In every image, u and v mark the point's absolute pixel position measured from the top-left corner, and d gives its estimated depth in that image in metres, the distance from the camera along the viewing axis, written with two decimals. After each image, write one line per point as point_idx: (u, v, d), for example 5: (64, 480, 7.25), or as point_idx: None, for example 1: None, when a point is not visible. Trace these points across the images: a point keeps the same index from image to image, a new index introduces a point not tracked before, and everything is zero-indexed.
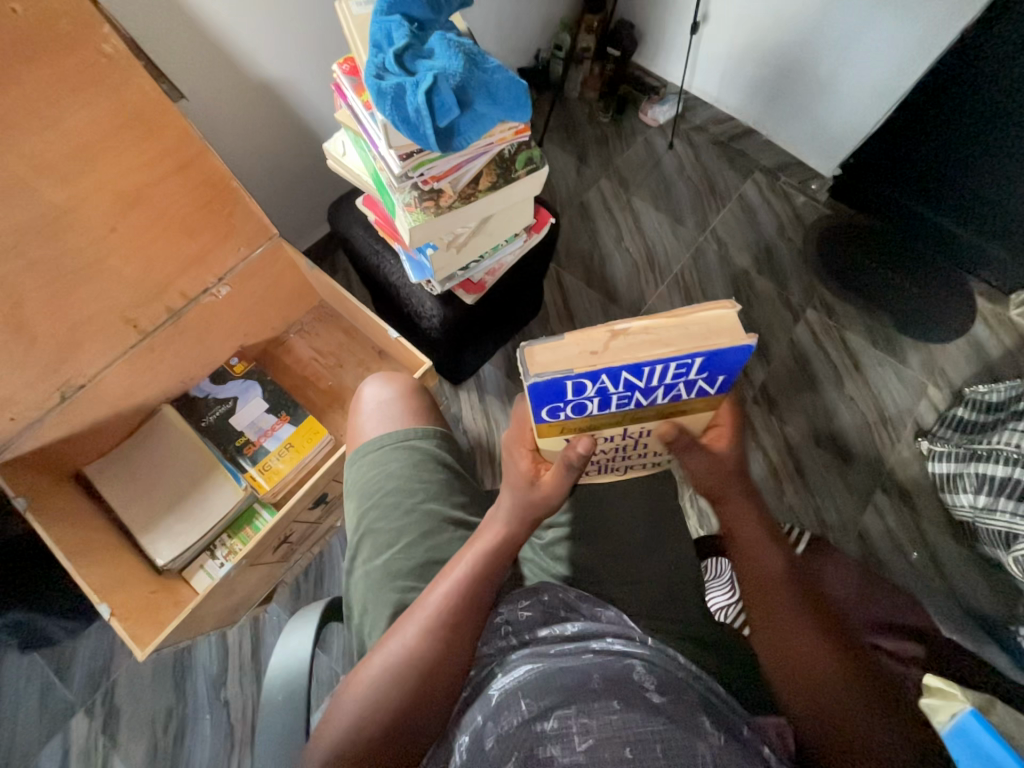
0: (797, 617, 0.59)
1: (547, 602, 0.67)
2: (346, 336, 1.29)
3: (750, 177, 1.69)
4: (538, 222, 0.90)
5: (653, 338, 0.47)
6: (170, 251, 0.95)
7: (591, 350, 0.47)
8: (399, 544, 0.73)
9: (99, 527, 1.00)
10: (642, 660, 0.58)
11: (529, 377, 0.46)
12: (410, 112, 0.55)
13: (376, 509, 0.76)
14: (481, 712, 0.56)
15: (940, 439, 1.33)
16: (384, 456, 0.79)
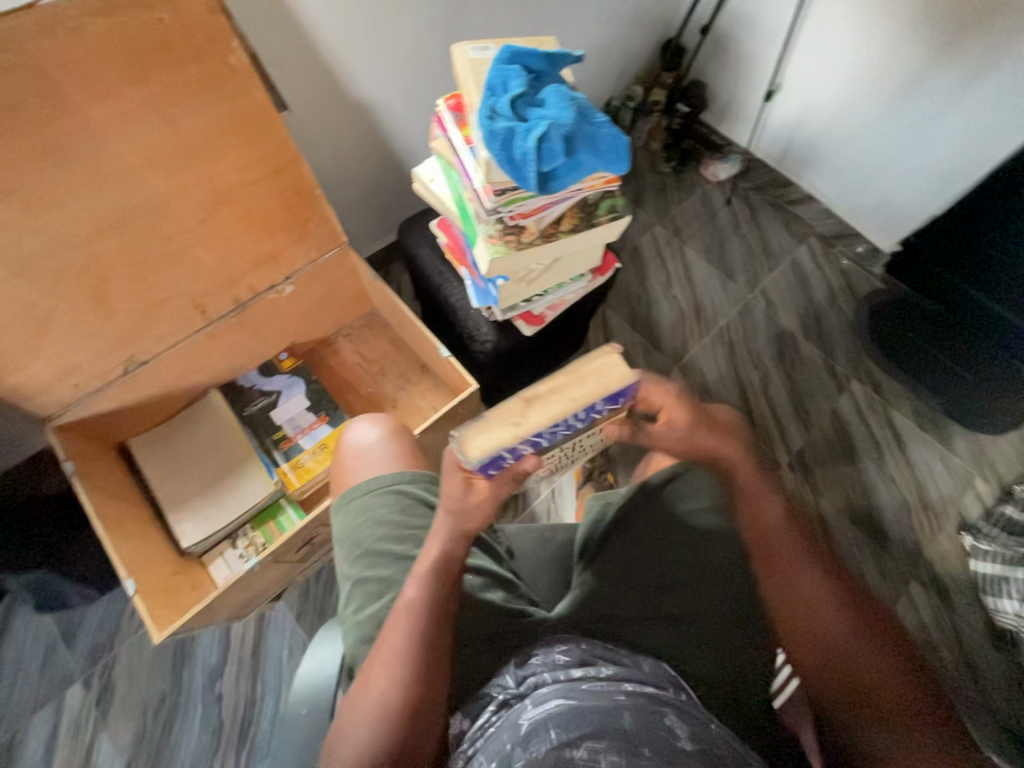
0: (804, 575, 0.65)
1: (586, 649, 0.65)
2: (392, 346, 1.31)
3: (805, 241, 1.69)
4: (603, 265, 0.92)
5: (562, 399, 0.54)
6: (248, 247, 1.00)
7: (514, 423, 0.53)
8: (390, 595, 0.66)
9: (132, 500, 1.02)
10: (674, 711, 0.57)
11: (470, 463, 0.52)
12: (516, 154, 0.59)
13: (365, 558, 0.69)
14: (509, 739, 0.55)
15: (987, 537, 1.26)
16: (371, 502, 0.72)
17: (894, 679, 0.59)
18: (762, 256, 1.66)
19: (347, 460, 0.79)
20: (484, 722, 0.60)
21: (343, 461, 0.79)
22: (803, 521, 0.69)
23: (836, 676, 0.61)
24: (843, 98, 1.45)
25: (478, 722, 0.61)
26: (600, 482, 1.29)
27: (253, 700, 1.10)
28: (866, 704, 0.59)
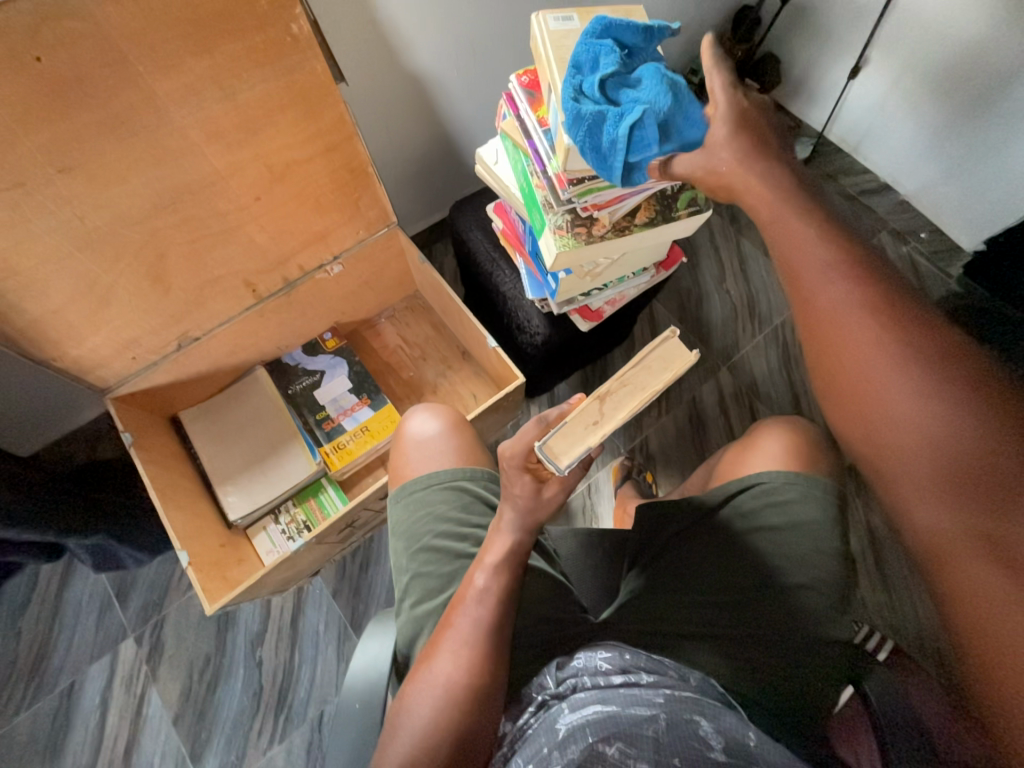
0: (892, 378, 0.45)
1: (628, 658, 0.61)
2: (434, 330, 1.29)
3: (875, 236, 1.56)
4: (668, 259, 0.86)
5: (631, 389, 0.58)
6: (300, 225, 0.98)
7: (592, 421, 0.57)
8: (450, 591, 0.65)
9: (183, 472, 1.05)
10: (710, 721, 0.53)
11: (563, 471, 0.56)
12: (604, 143, 0.55)
13: (425, 553, 0.68)
14: (545, 743, 0.52)
15: None
16: (431, 498, 0.71)
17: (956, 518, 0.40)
18: None
19: (409, 451, 0.77)
20: (524, 724, 0.58)
21: (405, 451, 0.78)
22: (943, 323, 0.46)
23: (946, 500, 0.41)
24: (935, 78, 1.31)
25: (518, 723, 0.58)
26: (639, 481, 1.25)
27: (290, 668, 1.14)
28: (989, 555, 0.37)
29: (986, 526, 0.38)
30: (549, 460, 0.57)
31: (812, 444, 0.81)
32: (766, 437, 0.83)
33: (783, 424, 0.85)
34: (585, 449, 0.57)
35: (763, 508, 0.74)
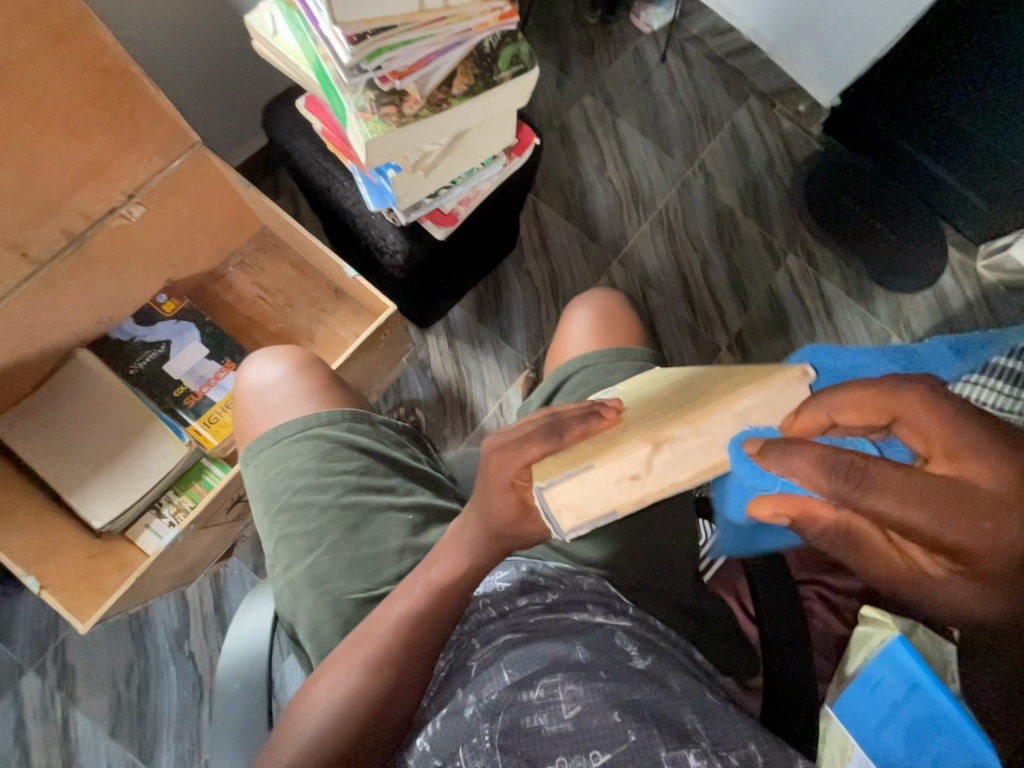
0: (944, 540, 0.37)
1: (527, 573, 0.58)
2: (296, 271, 1.12)
3: (744, 102, 1.52)
4: (520, 143, 0.77)
5: (705, 445, 0.39)
6: (58, 156, 0.76)
7: (632, 476, 0.38)
8: (321, 547, 0.61)
9: (16, 488, 0.88)
10: (622, 627, 0.54)
11: (561, 536, 0.39)
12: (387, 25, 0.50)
13: (288, 514, 0.62)
14: (461, 686, 0.50)
15: None
16: (285, 453, 0.64)
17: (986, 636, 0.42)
18: (699, 122, 1.50)
19: (250, 405, 0.69)
20: (436, 671, 0.54)
21: (247, 406, 0.69)
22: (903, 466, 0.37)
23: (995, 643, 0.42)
24: None
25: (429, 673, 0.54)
26: None
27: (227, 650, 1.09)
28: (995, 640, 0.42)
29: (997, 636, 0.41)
30: (547, 515, 0.40)
31: (622, 310, 0.83)
32: (573, 314, 0.84)
33: (588, 298, 0.86)
34: (608, 509, 0.39)
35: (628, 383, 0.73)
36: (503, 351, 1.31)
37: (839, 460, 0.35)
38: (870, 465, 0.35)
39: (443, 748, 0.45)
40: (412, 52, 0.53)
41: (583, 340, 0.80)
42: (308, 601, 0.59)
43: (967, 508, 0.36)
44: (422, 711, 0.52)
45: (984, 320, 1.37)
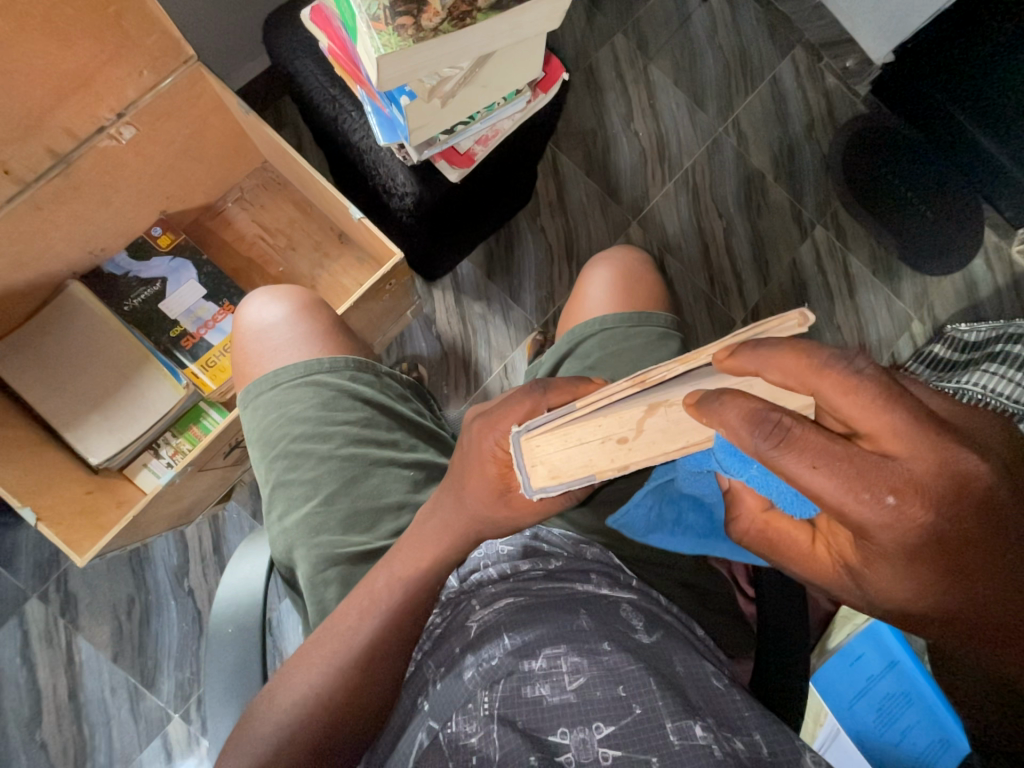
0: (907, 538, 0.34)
1: (529, 538, 0.56)
2: (298, 212, 1.06)
3: (789, 53, 1.40)
4: (547, 77, 0.70)
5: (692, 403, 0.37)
6: (36, 63, 0.69)
7: (620, 438, 0.35)
8: (318, 497, 0.59)
9: (11, 422, 0.87)
10: (629, 599, 0.52)
11: (528, 494, 0.39)
12: None
13: (285, 460, 0.61)
14: (458, 645, 0.49)
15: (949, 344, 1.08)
16: (283, 398, 0.62)
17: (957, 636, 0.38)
18: (738, 73, 1.38)
19: (251, 344, 0.66)
20: (432, 626, 0.53)
21: (249, 345, 0.66)
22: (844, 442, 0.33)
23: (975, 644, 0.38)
24: None
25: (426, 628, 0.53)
26: None
27: None
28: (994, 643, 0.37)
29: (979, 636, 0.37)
30: (522, 464, 0.39)
31: (645, 273, 0.78)
32: (592, 276, 0.79)
33: (609, 258, 0.81)
34: (586, 473, 0.36)
35: (645, 350, 0.70)
36: (510, 310, 1.27)
37: (765, 417, 0.33)
38: (787, 419, 0.33)
39: (440, 710, 0.45)
40: None
41: (601, 303, 0.76)
42: (303, 549, 0.58)
43: (879, 481, 0.33)
44: (416, 667, 0.51)
45: (1011, 309, 1.31)
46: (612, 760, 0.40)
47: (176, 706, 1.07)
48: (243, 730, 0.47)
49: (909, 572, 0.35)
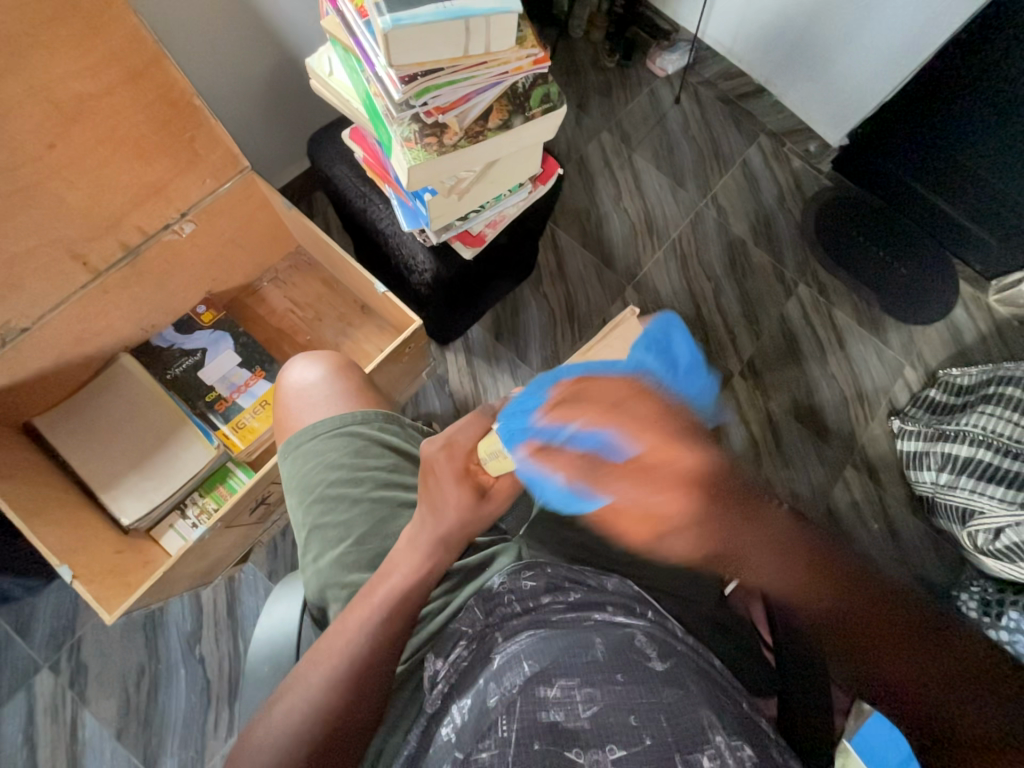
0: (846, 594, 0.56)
1: (552, 573, 0.58)
2: (325, 287, 1.18)
3: (754, 141, 1.59)
4: (544, 172, 0.83)
5: (590, 372, 0.55)
6: (122, 176, 0.84)
7: (553, 405, 0.54)
8: (352, 537, 0.63)
9: (54, 483, 0.93)
10: (642, 628, 0.52)
11: (517, 461, 0.54)
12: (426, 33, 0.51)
13: (320, 504, 0.65)
14: (483, 675, 0.50)
15: (911, 419, 1.29)
16: (320, 448, 0.68)
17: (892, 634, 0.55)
18: (711, 158, 1.57)
19: (291, 402, 0.73)
20: (457, 658, 0.54)
21: (289, 402, 0.73)
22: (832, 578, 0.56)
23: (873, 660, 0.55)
24: None
25: (450, 658, 0.55)
26: None
27: (236, 657, 1.09)
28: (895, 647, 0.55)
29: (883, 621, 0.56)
30: (504, 443, 0.55)
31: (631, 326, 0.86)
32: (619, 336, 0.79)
33: None
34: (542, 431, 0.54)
35: None
36: (519, 369, 1.35)
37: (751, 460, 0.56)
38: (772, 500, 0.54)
39: (464, 739, 0.46)
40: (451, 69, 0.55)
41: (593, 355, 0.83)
42: (335, 589, 0.61)
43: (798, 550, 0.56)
44: (439, 700, 0.52)
45: (996, 354, 1.37)
46: None
47: None
48: (265, 765, 0.48)
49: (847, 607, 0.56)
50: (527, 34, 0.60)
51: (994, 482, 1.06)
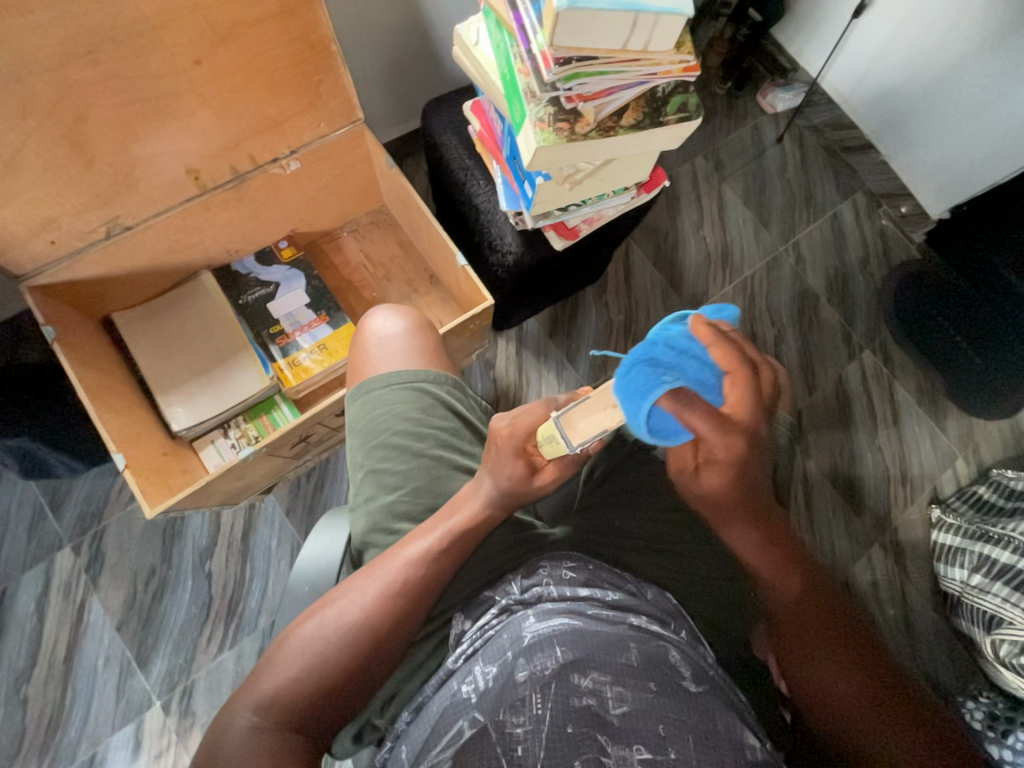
0: (832, 658, 0.54)
1: (593, 570, 0.58)
2: (400, 250, 1.20)
3: (850, 196, 1.55)
4: (650, 181, 0.83)
5: None
6: (250, 105, 0.88)
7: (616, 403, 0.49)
8: (408, 488, 0.65)
9: (119, 377, 0.97)
10: (676, 646, 0.52)
11: (572, 449, 0.51)
12: (595, 26, 0.52)
13: (381, 450, 0.67)
14: (510, 645, 0.51)
15: (953, 512, 1.23)
16: (391, 397, 0.69)
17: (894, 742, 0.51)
18: (802, 204, 1.53)
19: (367, 349, 0.75)
20: (485, 625, 0.55)
21: (365, 349, 0.75)
22: (839, 614, 0.57)
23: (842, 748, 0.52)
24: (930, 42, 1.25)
25: (478, 622, 0.56)
26: None
27: (241, 581, 1.13)
28: (895, 720, 0.52)
29: (858, 671, 0.54)
30: (562, 433, 0.51)
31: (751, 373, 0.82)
32: None
33: None
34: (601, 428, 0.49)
35: None
36: (565, 370, 1.35)
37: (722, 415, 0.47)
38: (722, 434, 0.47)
39: (485, 701, 0.48)
40: (607, 60, 0.56)
41: None
42: (381, 535, 0.63)
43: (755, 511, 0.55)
44: (457, 663, 0.53)
45: None
46: None
47: (161, 692, 1.06)
48: (287, 678, 0.51)
49: (841, 666, 0.54)
50: (685, 40, 0.60)
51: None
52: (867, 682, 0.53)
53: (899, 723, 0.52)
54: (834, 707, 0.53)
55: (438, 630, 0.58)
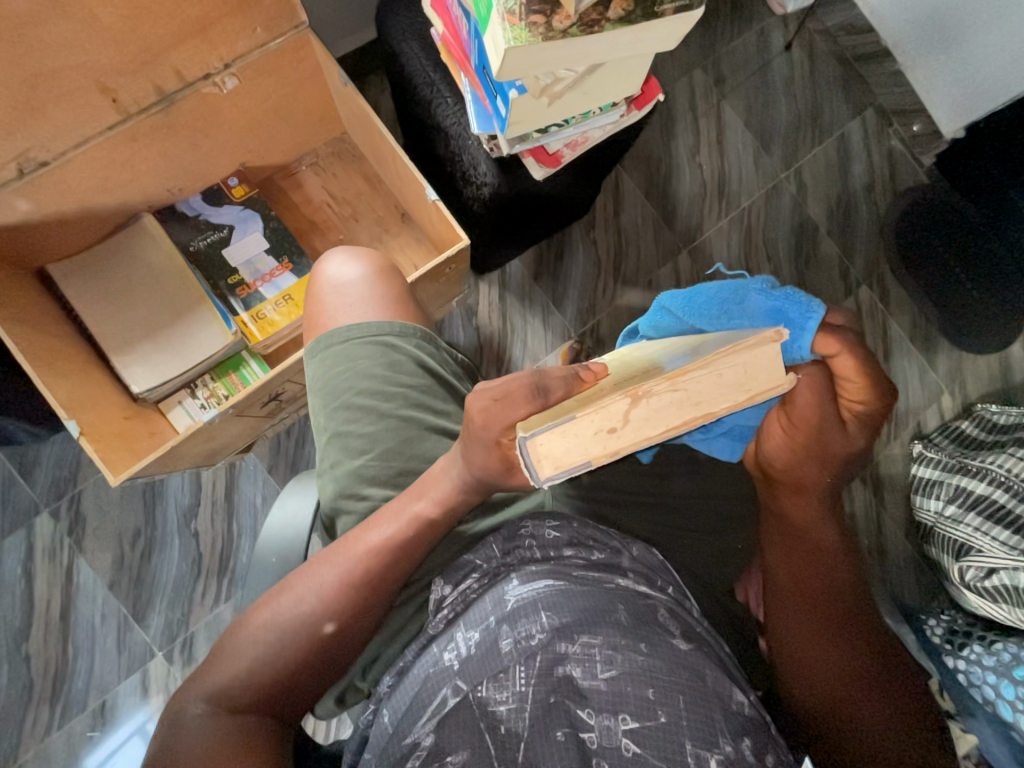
0: (835, 626, 0.57)
1: (578, 528, 0.56)
2: (367, 185, 1.08)
3: (861, 114, 1.41)
4: (643, 95, 0.72)
5: (681, 400, 0.42)
6: (165, 4, 0.74)
7: (608, 430, 0.42)
8: (377, 450, 0.61)
9: (64, 337, 0.89)
10: (665, 604, 0.51)
11: (538, 485, 0.44)
12: None
13: (345, 412, 0.62)
14: (493, 611, 0.50)
15: (934, 446, 1.20)
16: (353, 354, 0.64)
17: (876, 710, 0.55)
18: (808, 124, 1.40)
19: (325, 299, 0.68)
20: (466, 589, 0.54)
21: (321, 299, 0.68)
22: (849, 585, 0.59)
23: (824, 715, 0.55)
24: None
25: (459, 587, 0.54)
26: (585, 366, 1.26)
27: (229, 539, 1.12)
28: (880, 691, 0.55)
29: (857, 644, 0.57)
30: (527, 463, 0.44)
31: None
32: None
33: None
34: (583, 459, 0.43)
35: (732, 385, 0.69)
36: (551, 315, 1.29)
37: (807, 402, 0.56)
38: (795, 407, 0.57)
39: (468, 669, 0.47)
40: None
41: None
42: (352, 500, 0.60)
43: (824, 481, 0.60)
44: (438, 629, 0.52)
45: None
46: (633, 752, 0.42)
47: (161, 644, 1.08)
48: (268, 644, 0.51)
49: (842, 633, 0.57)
50: None
51: (1000, 525, 0.99)
52: (862, 655, 0.57)
53: (880, 697, 0.55)
54: (827, 675, 0.56)
55: (418, 595, 0.58)
